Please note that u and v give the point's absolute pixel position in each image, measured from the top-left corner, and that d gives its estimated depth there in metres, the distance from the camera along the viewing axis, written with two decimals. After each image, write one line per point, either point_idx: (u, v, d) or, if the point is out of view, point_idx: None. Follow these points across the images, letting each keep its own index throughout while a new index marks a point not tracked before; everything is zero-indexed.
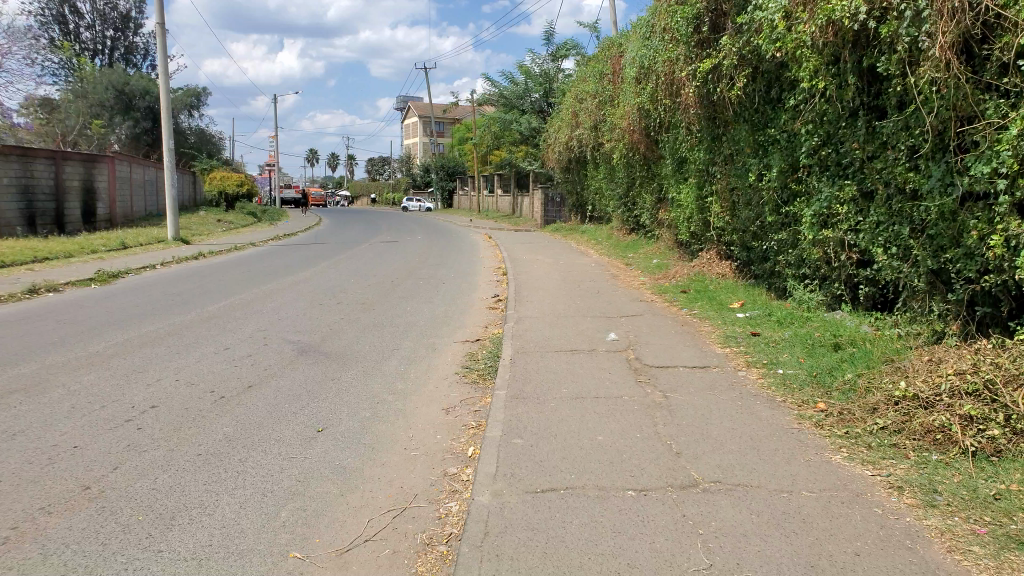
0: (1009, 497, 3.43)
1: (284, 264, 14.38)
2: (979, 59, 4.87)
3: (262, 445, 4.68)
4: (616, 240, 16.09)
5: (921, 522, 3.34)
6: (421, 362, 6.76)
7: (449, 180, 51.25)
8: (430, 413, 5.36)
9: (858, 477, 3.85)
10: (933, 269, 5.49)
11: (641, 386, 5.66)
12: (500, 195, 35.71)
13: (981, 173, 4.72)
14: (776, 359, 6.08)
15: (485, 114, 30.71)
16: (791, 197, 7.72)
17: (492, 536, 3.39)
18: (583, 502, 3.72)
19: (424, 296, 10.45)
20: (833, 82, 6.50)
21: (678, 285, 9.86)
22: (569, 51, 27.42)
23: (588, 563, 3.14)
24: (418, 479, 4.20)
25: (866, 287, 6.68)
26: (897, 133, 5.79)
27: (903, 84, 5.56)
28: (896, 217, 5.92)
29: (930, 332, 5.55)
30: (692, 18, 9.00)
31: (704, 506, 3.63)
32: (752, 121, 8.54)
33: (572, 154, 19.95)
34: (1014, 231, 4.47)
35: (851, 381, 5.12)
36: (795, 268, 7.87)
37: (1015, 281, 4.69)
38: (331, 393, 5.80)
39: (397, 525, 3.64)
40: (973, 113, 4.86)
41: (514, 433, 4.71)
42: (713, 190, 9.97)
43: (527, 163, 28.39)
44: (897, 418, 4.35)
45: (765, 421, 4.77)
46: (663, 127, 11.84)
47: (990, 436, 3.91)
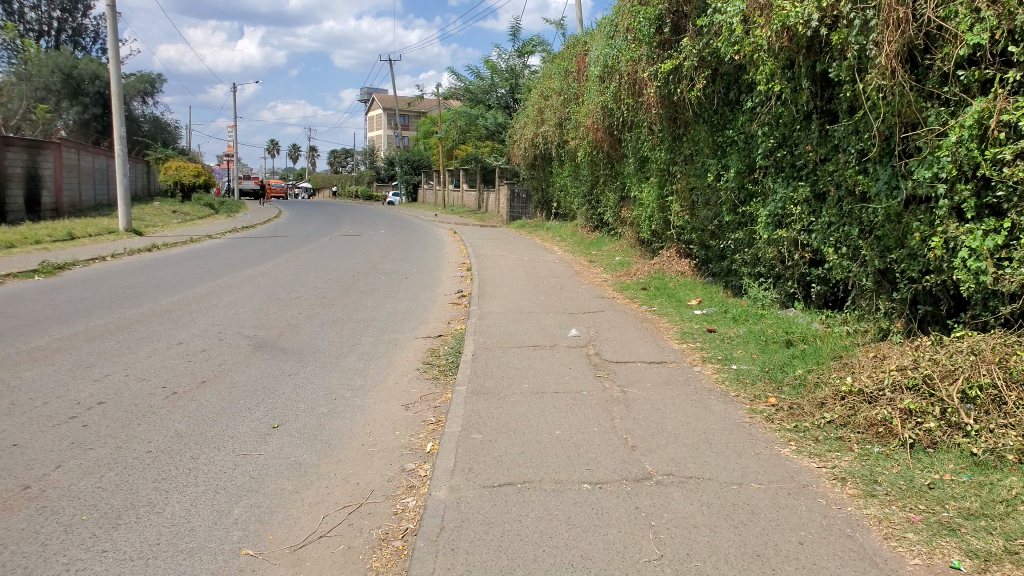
0: (942, 486, 3.64)
1: (244, 258, 14.26)
2: (923, 67, 5.06)
3: (216, 441, 4.71)
4: (579, 237, 16.22)
5: (861, 511, 3.53)
6: (381, 358, 6.82)
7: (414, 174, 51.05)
8: (390, 409, 5.43)
9: (804, 469, 4.03)
10: (880, 269, 5.72)
11: (600, 381, 5.82)
12: (466, 190, 35.69)
13: (924, 178, 4.90)
14: (731, 355, 6.27)
15: (451, 108, 30.65)
16: (748, 197, 7.92)
17: (448, 531, 3.49)
18: (539, 495, 3.85)
19: (386, 290, 10.49)
20: (788, 85, 6.69)
21: (638, 282, 10.03)
22: (536, 47, 27.49)
23: (542, 556, 3.26)
24: (376, 475, 4.28)
25: (818, 286, 6.90)
26: (847, 136, 5.99)
27: (853, 90, 5.76)
28: (847, 219, 6.15)
29: (876, 330, 5.78)
30: (654, 19, 9.15)
31: (656, 498, 3.78)
32: (710, 122, 8.71)
33: (537, 151, 20.05)
34: (952, 233, 4.67)
35: (800, 377, 5.32)
36: (751, 266, 8.08)
37: (954, 282, 4.91)
38: (287, 389, 5.84)
39: (353, 521, 3.72)
40: (917, 119, 5.06)
41: (473, 428, 4.82)
42: (673, 190, 10.14)
43: (493, 158, 28.43)
44: (842, 413, 4.53)
45: (719, 416, 4.94)
46: (627, 126, 12.00)
47: (926, 428, 4.12)
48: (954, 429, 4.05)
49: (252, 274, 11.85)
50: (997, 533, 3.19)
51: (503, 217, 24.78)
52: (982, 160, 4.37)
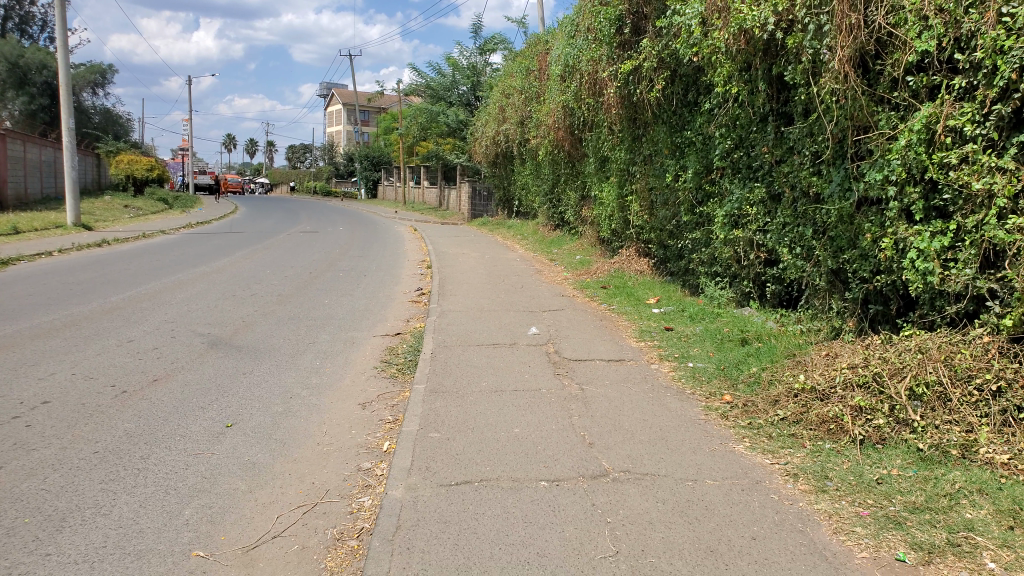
0: (890, 481, 3.73)
1: (197, 254, 13.97)
2: (874, 73, 5.17)
3: (166, 441, 4.61)
4: (540, 236, 16.25)
5: (812, 507, 3.60)
6: (338, 356, 6.74)
7: (375, 170, 50.62)
8: (346, 408, 5.37)
9: (757, 466, 4.09)
10: (833, 269, 5.84)
11: (559, 379, 5.84)
12: (427, 187, 35.52)
13: (875, 180, 5.01)
14: (688, 353, 6.35)
15: (411, 105, 30.47)
16: (705, 198, 8.03)
17: (404, 530, 3.47)
18: (496, 493, 3.84)
19: (345, 288, 10.38)
20: (745, 88, 6.79)
21: (599, 281, 10.11)
22: (497, 45, 27.45)
23: (498, 554, 3.26)
24: (332, 475, 4.24)
25: (773, 285, 7.02)
26: (802, 138, 6.10)
27: (807, 93, 5.86)
28: (801, 220, 6.27)
29: (829, 329, 5.90)
30: (614, 20, 9.21)
31: (613, 494, 3.81)
32: (669, 123, 8.79)
33: (499, 149, 20.03)
34: (902, 235, 4.79)
35: (755, 375, 5.41)
36: (708, 265, 8.18)
37: (903, 282, 5.04)
38: (241, 387, 5.75)
39: (307, 521, 3.68)
40: (868, 123, 5.17)
41: (431, 427, 4.79)
42: (633, 190, 10.22)
43: (454, 155, 28.32)
44: (795, 410, 4.62)
45: (675, 413, 5.00)
46: (587, 126, 12.06)
47: (875, 425, 4.22)
48: (902, 425, 4.15)
49: (206, 270, 11.61)
50: (940, 526, 3.28)
51: (464, 215, 24.71)
52: (930, 163, 4.49)
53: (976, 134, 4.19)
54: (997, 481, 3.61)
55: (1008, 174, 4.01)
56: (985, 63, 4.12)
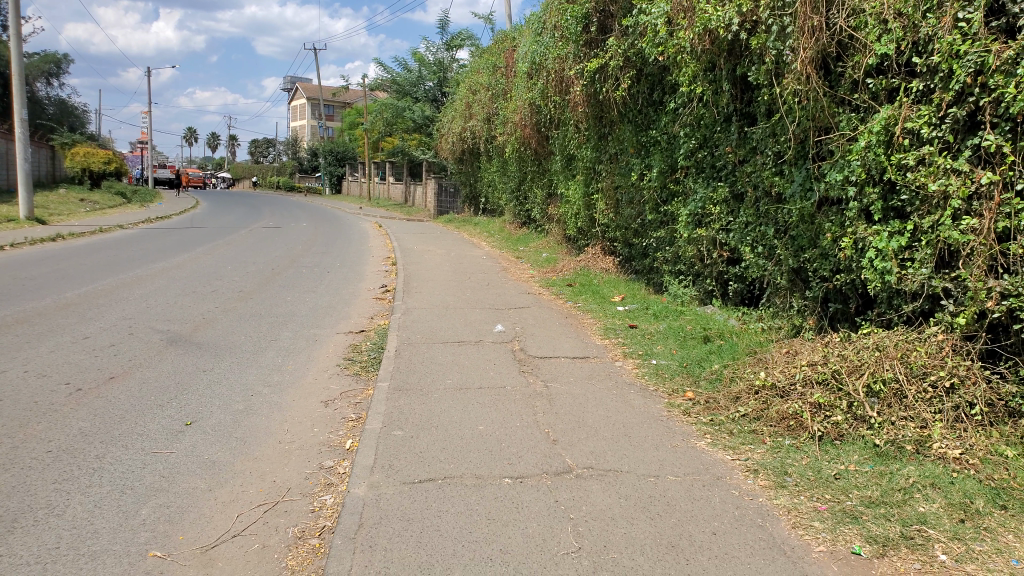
0: (847, 476, 3.80)
1: (156, 249, 13.69)
2: (836, 74, 5.25)
3: (122, 440, 4.51)
4: (507, 233, 16.23)
5: (771, 502, 3.65)
6: (301, 353, 6.66)
7: (340, 166, 50.14)
8: (309, 406, 5.32)
9: (718, 462, 4.14)
10: (793, 267, 5.93)
11: (524, 376, 5.85)
12: (392, 183, 35.25)
13: (836, 181, 5.10)
14: (651, 350, 6.41)
15: (377, 100, 30.24)
16: (670, 197, 8.10)
17: (366, 528, 3.44)
18: (460, 491, 3.84)
19: (307, 284, 10.27)
20: (709, 87, 6.86)
21: (564, 278, 10.13)
22: (463, 41, 27.34)
23: (461, 551, 3.25)
24: (293, 473, 4.18)
25: (735, 283, 7.11)
26: (765, 139, 6.18)
27: (770, 94, 5.94)
28: (763, 219, 6.35)
29: (789, 326, 6.00)
30: (581, 18, 9.23)
31: (576, 491, 3.83)
32: (634, 122, 8.83)
33: (465, 145, 19.96)
34: (861, 234, 4.89)
35: (717, 371, 5.48)
36: (671, 264, 8.26)
37: (861, 281, 5.14)
38: (202, 384, 5.65)
39: (268, 519, 3.63)
40: (830, 124, 5.26)
41: (395, 425, 4.77)
42: (599, 188, 10.27)
43: (420, 151, 28.14)
44: (756, 407, 4.68)
45: (639, 410, 5.04)
46: (554, 124, 12.07)
47: (834, 421, 4.28)
48: (859, 422, 4.23)
49: (165, 266, 11.38)
50: (894, 520, 3.36)
51: (430, 211, 24.58)
52: (889, 164, 4.57)
53: (932, 137, 4.28)
54: (950, 476, 3.71)
55: (962, 176, 4.10)
56: (942, 67, 4.20)
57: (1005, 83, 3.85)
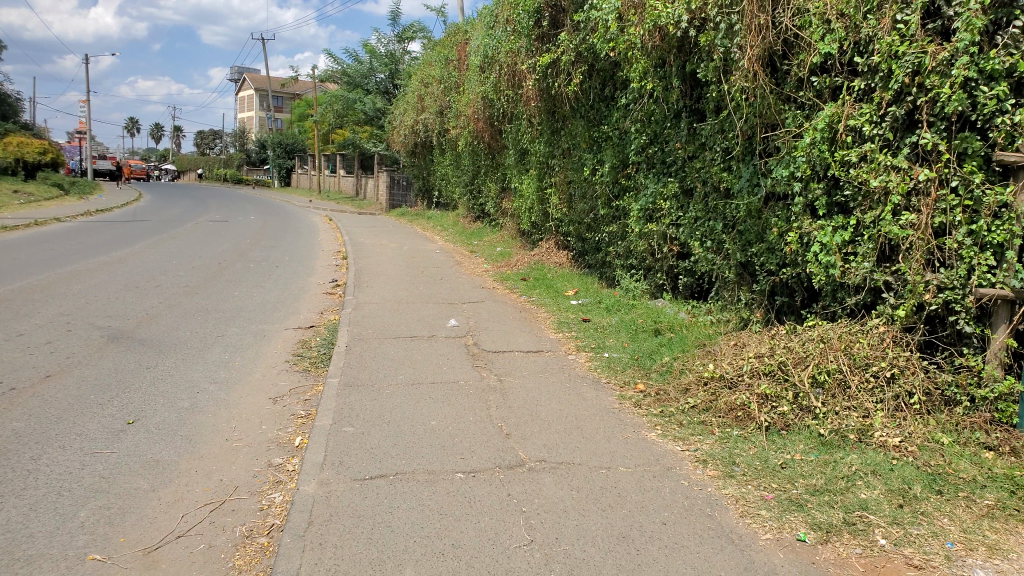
0: (793, 465, 3.88)
1: (96, 243, 13.25)
2: (782, 72, 5.36)
3: (60, 440, 4.36)
4: (460, 227, 16.17)
5: (720, 491, 3.71)
6: (248, 350, 6.53)
7: (290, 159, 49.28)
8: (256, 403, 5.22)
9: (668, 453, 4.20)
10: (741, 261, 6.04)
11: (477, 370, 5.84)
12: (344, 176, 34.80)
13: (782, 176, 5.21)
14: (603, 343, 6.45)
15: (328, 92, 29.79)
16: (621, 191, 8.17)
17: (316, 526, 3.39)
18: (411, 486, 3.81)
19: (255, 279, 10.07)
20: (660, 84, 6.93)
21: (518, 273, 10.14)
22: (416, 33, 27.10)
23: (413, 546, 3.23)
24: (241, 471, 4.10)
25: (685, 277, 7.21)
26: (713, 134, 6.27)
27: (719, 91, 6.03)
28: (712, 214, 6.45)
29: (737, 319, 6.11)
30: (533, 12, 9.25)
31: (528, 484, 3.84)
32: (586, 117, 8.87)
33: (417, 139, 19.81)
34: (806, 229, 4.99)
35: (667, 363, 5.55)
36: (624, 258, 8.33)
37: (806, 275, 5.26)
38: (144, 382, 5.50)
39: (214, 519, 3.55)
40: (776, 121, 5.36)
41: (345, 421, 4.71)
42: (552, 183, 10.30)
43: (371, 144, 27.80)
44: (705, 398, 4.74)
45: (591, 402, 5.07)
46: (507, 118, 12.07)
47: (780, 412, 4.36)
48: (805, 412, 4.32)
49: (105, 261, 11.02)
50: (837, 507, 3.45)
51: (382, 205, 24.30)
52: (832, 161, 4.69)
53: (873, 134, 4.40)
54: (890, 463, 3.82)
55: (901, 173, 4.22)
56: (882, 66, 4.32)
57: (940, 84, 3.98)
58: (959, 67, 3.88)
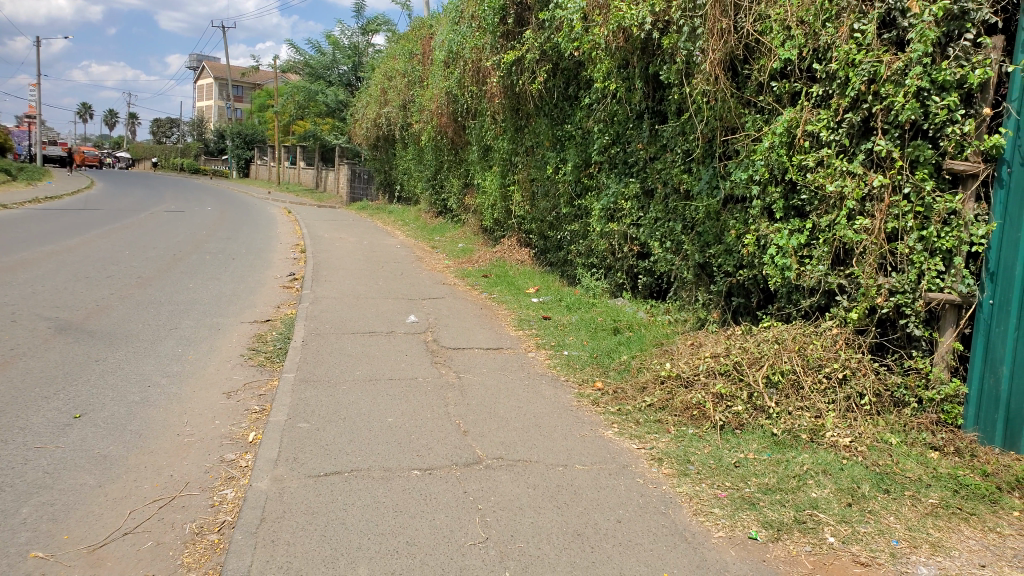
0: (746, 464, 3.95)
1: (45, 232, 12.87)
2: (743, 76, 5.43)
3: (2, 435, 4.23)
4: (422, 222, 16.07)
5: (674, 490, 3.76)
6: (203, 343, 6.41)
7: (249, 149, 48.45)
8: (210, 397, 5.13)
9: (624, 451, 4.23)
10: (699, 262, 6.12)
11: (435, 367, 5.81)
12: (304, 168, 34.32)
13: (741, 179, 5.28)
14: (563, 341, 6.48)
15: (290, 83, 29.38)
16: (583, 190, 8.21)
17: (268, 523, 3.35)
18: (366, 483, 3.78)
19: (211, 272, 9.89)
20: (623, 84, 6.98)
21: (480, 269, 10.11)
22: (380, 25, 26.83)
23: (367, 544, 3.21)
24: (192, 467, 4.02)
25: (645, 277, 7.28)
26: (675, 136, 6.34)
27: (681, 93, 6.08)
28: (672, 215, 6.51)
29: (695, 320, 6.19)
30: (498, 9, 9.24)
31: (485, 481, 3.84)
32: (550, 116, 8.89)
33: (380, 132, 19.64)
34: (763, 231, 5.08)
35: (626, 362, 5.60)
36: (585, 257, 8.37)
37: (762, 277, 5.35)
38: (93, 375, 5.36)
39: (163, 515, 3.48)
40: (736, 124, 5.44)
41: (300, 417, 4.65)
42: (515, 180, 10.30)
43: (333, 136, 27.47)
44: (661, 397, 4.79)
45: (550, 400, 5.09)
46: (471, 114, 12.03)
47: (734, 411, 4.42)
48: (758, 412, 4.38)
49: (55, 250, 10.72)
50: (789, 505, 3.51)
51: (342, 198, 24.02)
52: (790, 165, 4.76)
53: (830, 140, 4.49)
54: (840, 462, 3.91)
55: (856, 179, 4.32)
56: (840, 73, 4.40)
57: (895, 93, 4.07)
58: (913, 77, 3.98)
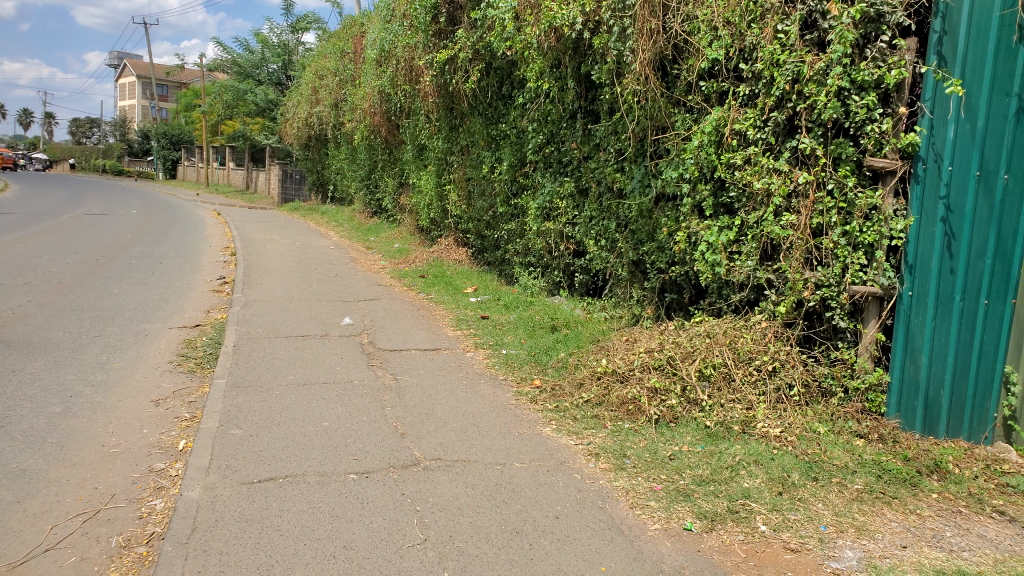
0: (680, 457, 4.04)
1: None
2: (672, 76, 5.54)
3: None
4: (357, 223, 15.88)
5: (611, 484, 3.82)
6: (128, 350, 6.20)
7: (176, 150, 46.99)
8: (137, 406, 4.96)
9: (562, 447, 4.28)
10: (633, 260, 6.22)
11: (373, 370, 5.76)
12: (234, 169, 33.46)
13: (672, 178, 5.40)
14: (501, 340, 6.50)
15: (218, 82, 28.61)
16: (519, 190, 8.26)
17: (200, 532, 3.27)
18: (301, 489, 3.72)
19: (137, 276, 9.58)
20: (556, 84, 7.04)
21: (417, 269, 10.05)
22: (311, 23, 26.36)
23: (303, 550, 3.16)
24: (119, 478, 3.89)
25: (581, 275, 7.35)
26: (607, 135, 6.43)
27: (612, 93, 6.17)
28: (606, 214, 6.60)
29: (630, 316, 6.29)
30: (430, 8, 9.21)
31: (423, 483, 3.83)
32: (484, 115, 8.90)
33: (311, 132, 19.31)
34: (694, 228, 5.19)
35: (563, 359, 5.66)
36: (522, 256, 8.41)
37: (693, 272, 5.47)
38: (9, 386, 5.13)
39: (88, 530, 3.35)
40: (667, 123, 5.56)
41: (233, 423, 4.55)
42: (450, 179, 10.29)
43: (264, 136, 26.86)
44: (598, 392, 4.86)
45: (488, 399, 5.11)
46: (404, 113, 11.93)
47: (669, 405, 4.51)
48: (692, 404, 4.49)
49: None
50: (722, 496, 3.61)
51: (274, 198, 23.49)
52: (719, 163, 4.89)
53: (757, 138, 4.61)
54: (771, 452, 4.03)
55: (782, 176, 4.46)
56: (765, 73, 4.52)
57: (817, 92, 4.21)
58: (834, 77, 4.13)
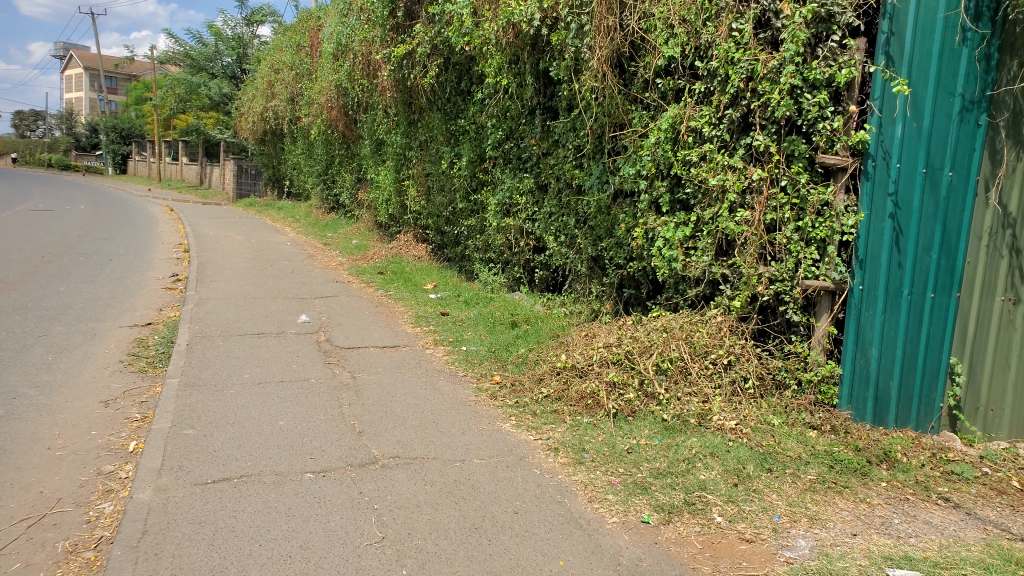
0: (638, 450, 4.08)
1: None
2: (629, 73, 5.58)
3: None
4: (314, 219, 15.68)
5: (570, 478, 3.84)
6: (76, 350, 6.04)
7: (126, 144, 45.82)
8: (85, 407, 4.83)
9: (521, 443, 4.29)
10: (592, 256, 6.27)
11: (331, 368, 5.70)
12: (187, 163, 32.73)
13: (629, 174, 5.43)
14: (461, 337, 6.48)
15: (170, 75, 27.98)
16: (479, 185, 8.24)
17: (151, 535, 3.20)
18: (257, 489, 3.67)
19: (86, 274, 9.32)
20: (514, 80, 7.04)
21: (376, 266, 9.96)
22: (267, 16, 25.94)
23: (258, 551, 3.12)
24: (66, 481, 3.79)
25: (541, 271, 7.36)
26: (566, 132, 6.45)
27: (570, 89, 6.20)
28: (565, 210, 6.62)
29: (589, 311, 6.32)
30: (387, 2, 9.13)
31: (381, 481, 3.80)
32: (443, 110, 8.86)
33: (268, 126, 19.01)
34: (650, 224, 5.24)
35: (523, 355, 5.67)
36: (482, 252, 8.40)
37: (651, 268, 5.53)
38: None
39: (32, 535, 3.26)
40: (624, 120, 5.60)
41: (186, 423, 4.46)
42: (409, 175, 10.21)
43: (218, 130, 26.35)
44: (558, 387, 4.88)
45: (448, 396, 5.09)
46: (362, 108, 11.81)
47: (627, 399, 4.56)
48: (649, 399, 4.54)
49: None
50: (678, 489, 3.67)
51: (229, 194, 23.04)
52: (675, 160, 4.94)
53: (712, 135, 4.67)
54: (726, 444, 4.10)
55: (737, 173, 4.51)
56: (720, 71, 4.57)
57: (771, 90, 4.28)
58: (787, 75, 4.19)
